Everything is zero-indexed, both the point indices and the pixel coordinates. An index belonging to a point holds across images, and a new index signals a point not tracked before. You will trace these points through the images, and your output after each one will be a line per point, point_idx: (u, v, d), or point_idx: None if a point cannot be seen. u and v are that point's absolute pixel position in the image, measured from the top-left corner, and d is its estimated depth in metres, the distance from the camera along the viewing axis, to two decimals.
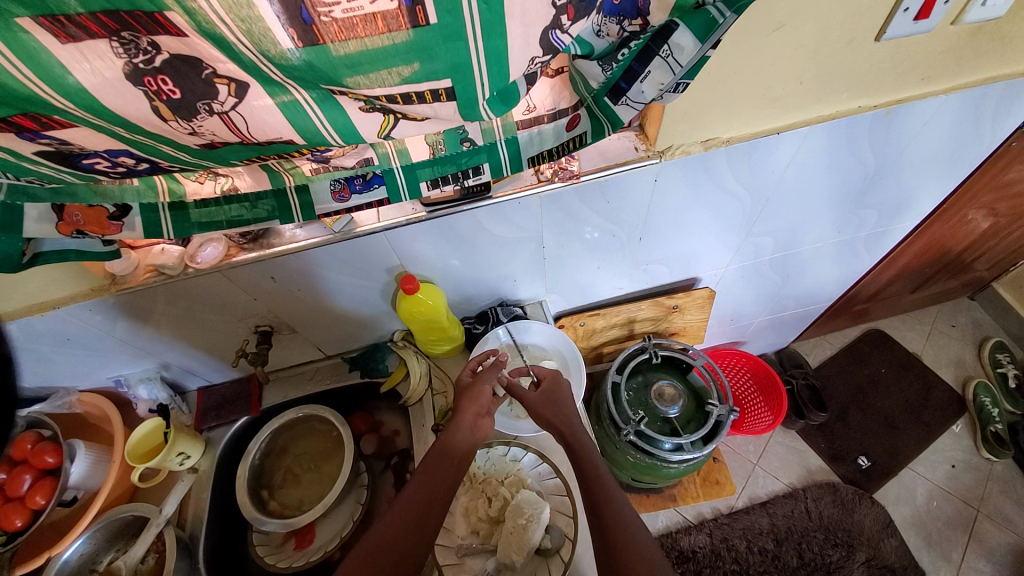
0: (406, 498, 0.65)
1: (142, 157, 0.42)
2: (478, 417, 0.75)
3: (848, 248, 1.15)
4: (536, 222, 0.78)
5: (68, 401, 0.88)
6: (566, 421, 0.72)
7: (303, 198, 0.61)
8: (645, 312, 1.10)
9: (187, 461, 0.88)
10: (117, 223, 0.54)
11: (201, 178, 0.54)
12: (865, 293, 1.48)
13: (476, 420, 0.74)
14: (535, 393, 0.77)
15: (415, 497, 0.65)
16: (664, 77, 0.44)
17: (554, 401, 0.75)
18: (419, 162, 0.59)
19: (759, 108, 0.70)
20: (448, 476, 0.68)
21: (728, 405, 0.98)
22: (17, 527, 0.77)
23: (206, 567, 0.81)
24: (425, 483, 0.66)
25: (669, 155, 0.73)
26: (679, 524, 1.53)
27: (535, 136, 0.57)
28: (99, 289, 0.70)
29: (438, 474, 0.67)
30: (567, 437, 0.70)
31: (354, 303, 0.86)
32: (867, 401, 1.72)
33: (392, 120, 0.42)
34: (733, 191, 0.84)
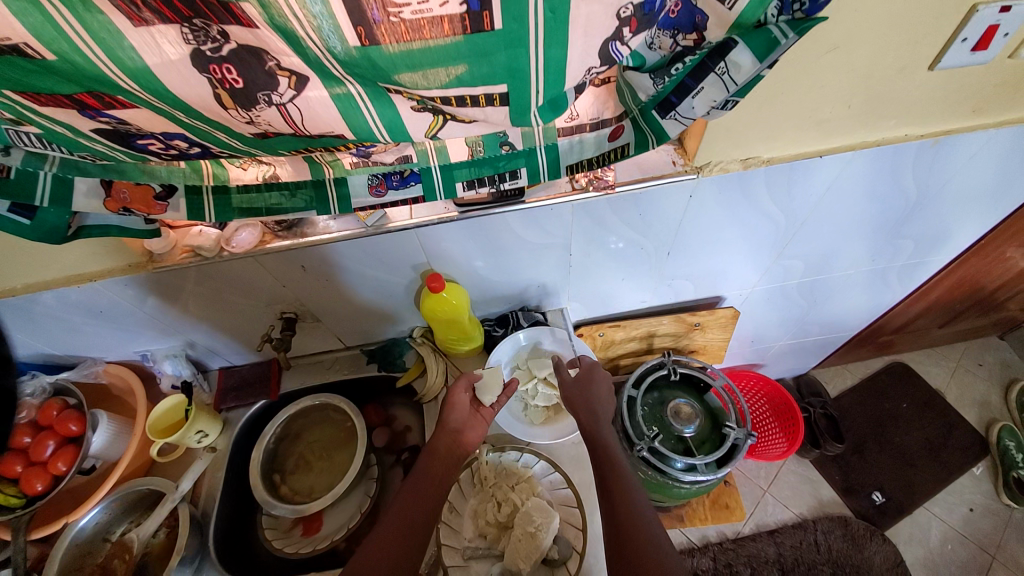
0: (394, 512, 0.66)
1: (195, 142, 0.43)
2: (457, 433, 0.76)
3: (879, 277, 1.12)
4: (565, 230, 0.78)
5: (94, 370, 0.90)
6: (593, 407, 0.76)
7: (341, 190, 0.61)
8: (665, 327, 1.09)
9: (205, 439, 0.90)
10: (162, 203, 0.55)
11: (244, 165, 0.56)
12: (891, 324, 1.44)
13: (457, 435, 0.76)
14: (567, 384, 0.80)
15: (402, 512, 0.66)
16: (717, 94, 0.43)
17: (586, 387, 0.79)
18: (458, 163, 0.60)
19: (802, 129, 0.68)
20: (431, 496, 0.69)
21: (746, 429, 0.96)
22: (38, 491, 0.79)
23: (215, 545, 0.83)
24: (408, 497, 0.68)
25: (707, 171, 0.72)
26: (682, 544, 1.50)
27: (576, 144, 0.57)
28: (135, 266, 0.72)
29: (423, 491, 0.69)
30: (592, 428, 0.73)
31: (378, 298, 0.87)
32: (885, 435, 1.67)
33: (441, 120, 0.42)
34: (767, 212, 0.82)
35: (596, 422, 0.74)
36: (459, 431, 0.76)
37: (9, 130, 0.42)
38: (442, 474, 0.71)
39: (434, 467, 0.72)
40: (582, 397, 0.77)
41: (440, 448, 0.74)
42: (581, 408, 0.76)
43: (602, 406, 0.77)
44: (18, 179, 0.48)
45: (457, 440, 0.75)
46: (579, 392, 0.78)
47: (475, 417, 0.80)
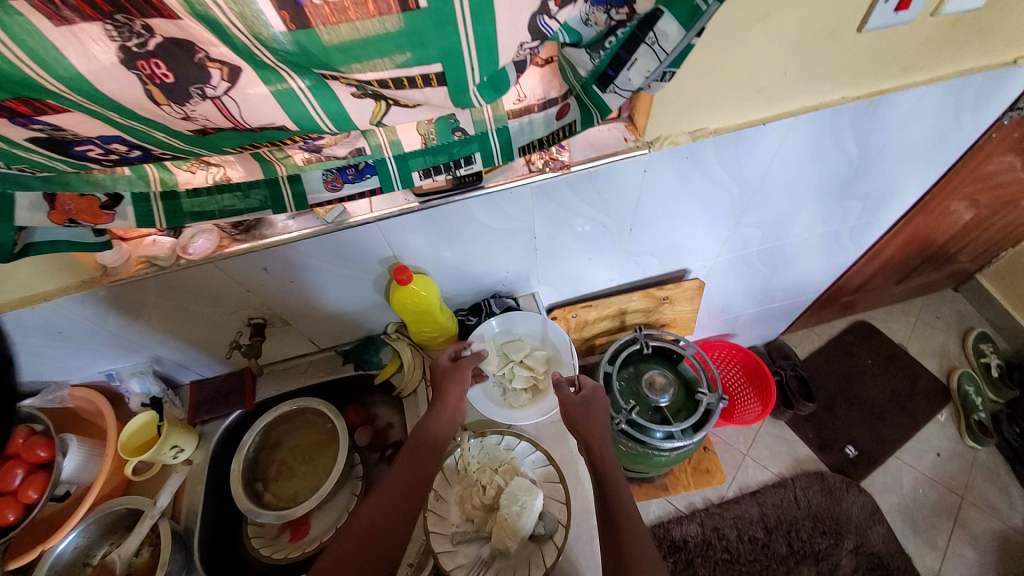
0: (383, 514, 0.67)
1: (136, 144, 0.42)
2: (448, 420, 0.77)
3: (834, 239, 1.17)
4: (527, 213, 0.79)
5: (59, 395, 0.87)
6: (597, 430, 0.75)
7: (296, 188, 0.61)
8: (636, 304, 1.12)
9: (180, 454, 0.88)
10: (109, 212, 0.54)
11: (192, 168, 0.55)
12: (851, 284, 1.51)
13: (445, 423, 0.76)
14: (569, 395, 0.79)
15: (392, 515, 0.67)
16: (650, 65, 0.45)
17: (587, 409, 0.77)
18: (411, 152, 0.60)
19: (745, 98, 0.71)
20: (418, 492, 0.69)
21: (718, 393, 1.00)
22: (10, 520, 0.77)
23: (201, 559, 0.82)
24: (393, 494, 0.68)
25: (658, 145, 0.74)
26: (670, 514, 1.55)
27: (525, 125, 0.58)
28: (89, 282, 0.70)
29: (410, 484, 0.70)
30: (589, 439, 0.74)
31: (348, 295, 0.86)
32: (854, 391, 1.76)
33: (384, 107, 0.42)
34: (720, 181, 0.85)
35: (601, 449, 0.73)
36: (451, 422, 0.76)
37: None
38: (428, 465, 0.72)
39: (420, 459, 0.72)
40: (586, 421, 0.76)
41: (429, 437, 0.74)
42: (583, 431, 0.75)
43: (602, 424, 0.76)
44: None
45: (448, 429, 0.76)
46: (582, 415, 0.77)
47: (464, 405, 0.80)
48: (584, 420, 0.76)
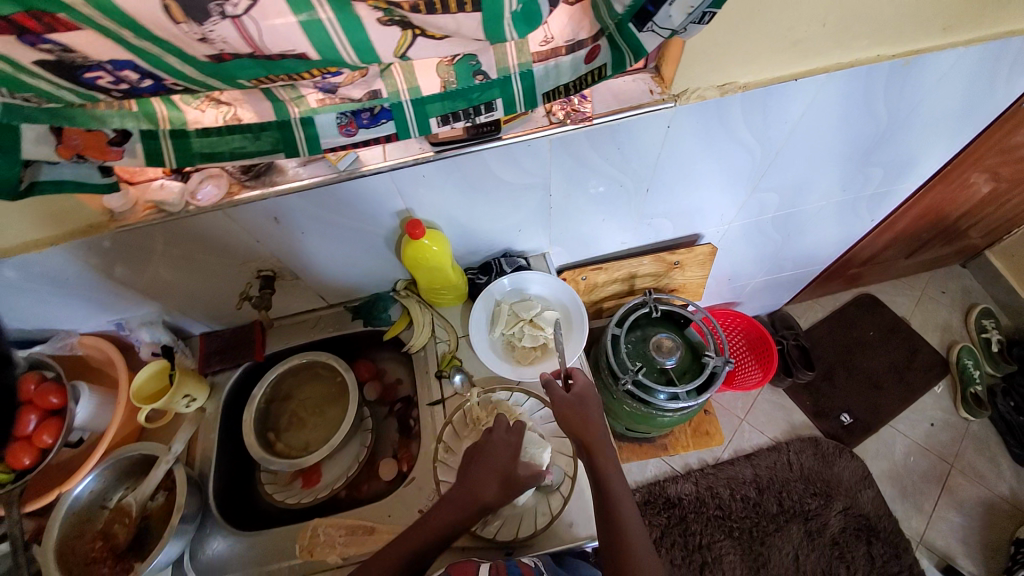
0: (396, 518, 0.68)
1: (147, 71, 0.40)
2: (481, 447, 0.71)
3: (850, 208, 1.15)
4: (544, 168, 0.76)
5: (68, 342, 0.87)
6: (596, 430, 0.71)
7: (309, 130, 0.58)
8: (646, 268, 1.11)
9: (193, 403, 0.89)
10: (117, 149, 0.52)
11: (202, 106, 0.53)
12: (860, 256, 1.50)
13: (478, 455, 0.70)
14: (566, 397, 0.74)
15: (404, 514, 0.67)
16: (694, 1, 0.43)
17: (583, 407, 0.73)
18: (429, 97, 0.57)
19: (777, 51, 0.67)
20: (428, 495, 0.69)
21: (724, 356, 1.00)
22: (26, 465, 0.78)
23: (216, 502, 0.84)
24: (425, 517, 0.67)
25: (685, 98, 0.71)
26: (666, 472, 1.61)
27: (551, 70, 0.55)
28: (97, 226, 0.68)
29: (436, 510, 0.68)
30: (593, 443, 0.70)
31: (358, 249, 0.85)
32: (853, 362, 1.78)
33: (410, 36, 0.39)
34: (743, 141, 0.82)
35: (601, 454, 0.69)
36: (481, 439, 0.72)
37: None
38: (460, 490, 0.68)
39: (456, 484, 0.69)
40: (585, 421, 0.72)
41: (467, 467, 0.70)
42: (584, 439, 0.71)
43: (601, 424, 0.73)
44: None
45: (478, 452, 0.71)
46: (575, 412, 0.72)
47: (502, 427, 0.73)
48: (581, 421, 0.72)
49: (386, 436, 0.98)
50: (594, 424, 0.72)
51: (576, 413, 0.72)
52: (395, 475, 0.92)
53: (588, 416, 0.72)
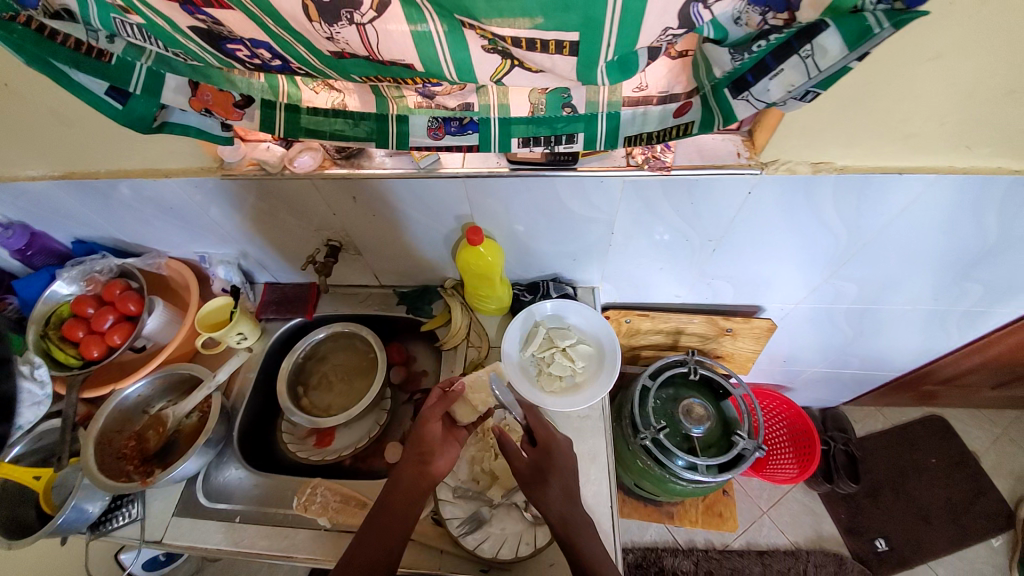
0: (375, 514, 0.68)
1: (279, 54, 0.45)
2: (421, 465, 0.69)
3: (937, 320, 1.05)
4: (613, 206, 0.77)
5: (157, 262, 0.99)
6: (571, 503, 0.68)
7: (400, 127, 0.62)
8: (695, 327, 1.07)
9: (244, 341, 0.96)
10: (239, 111, 0.59)
11: (316, 89, 0.59)
12: (940, 374, 1.36)
13: (422, 470, 0.69)
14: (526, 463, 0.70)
15: (383, 513, 0.67)
16: (796, 79, 0.43)
17: (552, 461, 0.71)
18: (516, 118, 0.59)
19: (882, 143, 0.65)
20: (406, 504, 0.68)
21: (756, 441, 0.95)
22: (94, 356, 0.89)
23: (238, 440, 0.91)
24: (365, 543, 0.66)
25: (772, 168, 0.68)
26: (666, 543, 1.52)
27: (638, 116, 0.56)
28: (207, 169, 0.78)
29: (382, 533, 0.66)
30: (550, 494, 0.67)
31: (417, 241, 0.90)
32: (904, 486, 1.61)
33: (508, 65, 0.42)
34: (829, 225, 0.78)
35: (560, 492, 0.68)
36: (425, 458, 0.70)
37: (118, 21, 0.45)
38: (406, 510, 0.67)
39: (395, 501, 0.68)
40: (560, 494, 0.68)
41: (403, 483, 0.69)
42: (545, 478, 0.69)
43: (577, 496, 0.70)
44: (117, 65, 0.51)
45: (423, 472, 0.69)
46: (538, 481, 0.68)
47: (450, 440, 0.73)
48: (556, 491, 0.68)
49: (400, 422, 1.00)
50: (562, 487, 0.69)
51: (553, 487, 0.68)
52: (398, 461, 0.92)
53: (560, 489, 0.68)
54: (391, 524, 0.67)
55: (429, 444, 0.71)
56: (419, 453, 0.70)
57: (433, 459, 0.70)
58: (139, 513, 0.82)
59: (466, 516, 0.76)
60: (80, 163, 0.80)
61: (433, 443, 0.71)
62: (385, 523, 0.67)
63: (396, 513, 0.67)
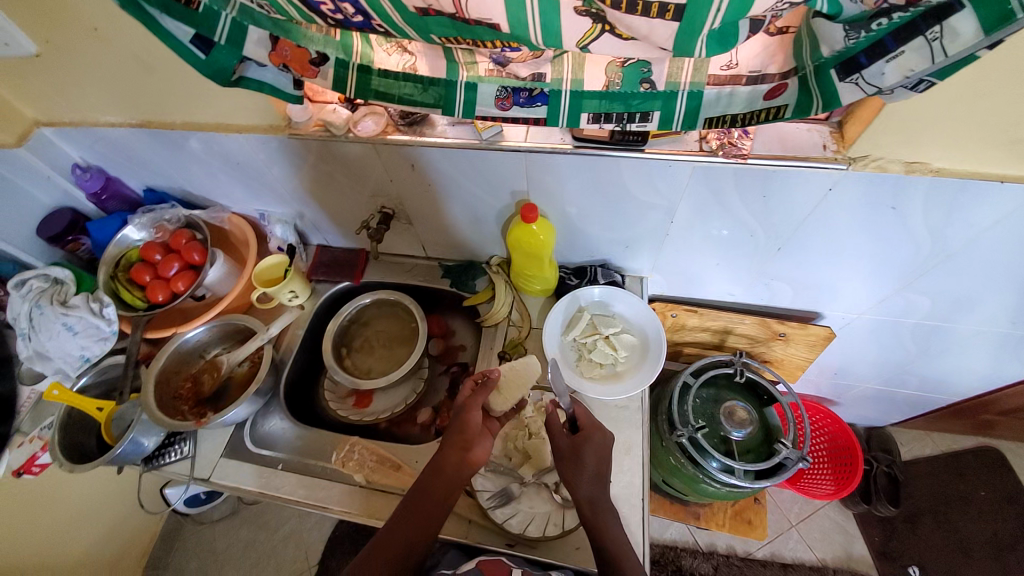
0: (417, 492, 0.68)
1: (362, 9, 0.45)
2: (465, 450, 0.69)
3: (1020, 345, 0.96)
4: (676, 192, 0.73)
5: (220, 217, 1.03)
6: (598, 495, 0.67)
7: (468, 95, 0.60)
8: (745, 328, 1.03)
9: (295, 299, 1.00)
10: (315, 69, 0.59)
11: (389, 50, 0.58)
12: (1010, 404, 1.25)
13: (463, 456, 0.68)
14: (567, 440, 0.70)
15: (424, 493, 0.67)
16: (917, 64, 0.39)
17: (595, 450, 0.70)
18: (590, 92, 0.57)
19: (993, 144, 0.58)
20: (445, 489, 0.67)
21: (801, 452, 0.91)
22: (158, 301, 0.94)
23: (284, 391, 0.95)
24: (405, 520, 0.65)
25: (861, 164, 0.63)
26: (686, 543, 1.50)
27: (723, 97, 0.52)
28: (275, 128, 0.79)
29: (421, 513, 0.66)
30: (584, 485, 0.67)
31: (470, 215, 0.89)
32: (950, 518, 1.51)
33: (598, 31, 0.40)
34: (913, 231, 0.72)
35: (594, 485, 0.67)
36: (467, 447, 0.69)
37: None
38: (445, 493, 0.67)
39: (436, 483, 0.67)
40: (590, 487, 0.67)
41: (444, 467, 0.68)
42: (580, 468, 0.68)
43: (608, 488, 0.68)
44: (204, 13, 0.52)
45: (466, 459, 0.68)
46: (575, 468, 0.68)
47: (487, 430, 0.73)
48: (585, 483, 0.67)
49: (436, 391, 1.02)
50: (598, 481, 0.68)
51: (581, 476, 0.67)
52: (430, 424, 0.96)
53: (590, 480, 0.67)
54: (431, 506, 0.66)
55: (471, 433, 0.70)
56: (461, 438, 0.70)
57: (474, 446, 0.69)
58: (190, 451, 0.87)
59: (497, 489, 0.77)
60: (156, 113, 0.83)
61: (474, 432, 0.70)
62: (420, 502, 0.66)
63: (433, 496, 0.67)
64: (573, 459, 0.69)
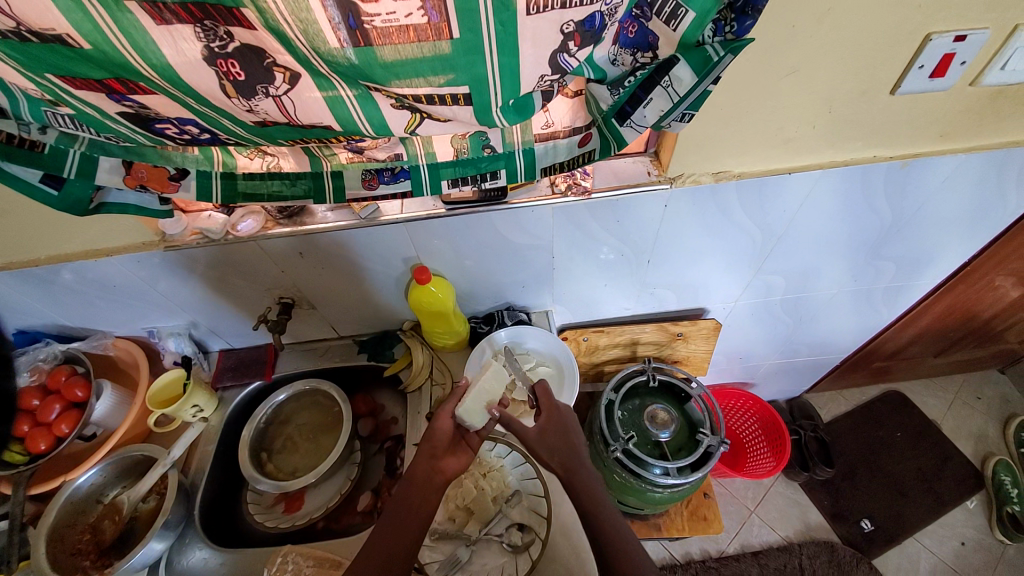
0: (392, 512, 0.69)
1: (206, 128, 0.49)
2: (432, 460, 0.72)
3: (866, 298, 1.15)
4: (547, 232, 0.82)
5: (103, 343, 0.96)
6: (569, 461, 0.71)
7: (336, 181, 0.65)
8: (649, 335, 1.12)
9: (200, 413, 0.95)
10: (175, 183, 0.61)
11: (251, 155, 0.61)
12: (885, 349, 1.45)
13: (433, 464, 0.72)
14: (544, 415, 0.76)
15: (399, 510, 0.69)
16: (664, 104, 0.50)
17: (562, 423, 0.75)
18: (444, 162, 0.64)
19: (769, 149, 0.74)
20: (422, 503, 0.69)
21: (720, 436, 1.00)
22: (41, 450, 0.85)
23: (200, 517, 0.87)
24: (386, 534, 0.67)
25: (680, 182, 0.76)
26: (664, 560, 1.51)
27: (550, 149, 0.62)
28: (149, 244, 0.79)
29: (400, 522, 0.68)
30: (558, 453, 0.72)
31: (370, 288, 0.92)
32: (877, 463, 1.67)
33: (418, 118, 0.48)
34: (745, 226, 0.86)
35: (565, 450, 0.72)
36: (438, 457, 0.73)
37: (50, 113, 0.47)
38: (424, 501, 0.70)
39: (414, 493, 0.70)
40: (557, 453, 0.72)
41: (417, 477, 0.71)
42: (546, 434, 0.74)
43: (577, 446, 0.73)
44: (51, 152, 0.54)
45: (435, 467, 0.72)
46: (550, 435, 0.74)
47: (456, 440, 0.76)
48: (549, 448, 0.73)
49: (373, 471, 0.99)
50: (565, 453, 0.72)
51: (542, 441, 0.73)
52: (371, 508, 0.93)
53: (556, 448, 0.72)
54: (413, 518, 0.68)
55: (440, 445, 0.74)
56: (430, 449, 0.74)
57: (443, 455, 0.73)
58: None
59: (445, 559, 0.75)
60: (16, 254, 0.79)
61: (441, 442, 0.74)
62: (403, 512, 0.68)
63: (412, 507, 0.69)
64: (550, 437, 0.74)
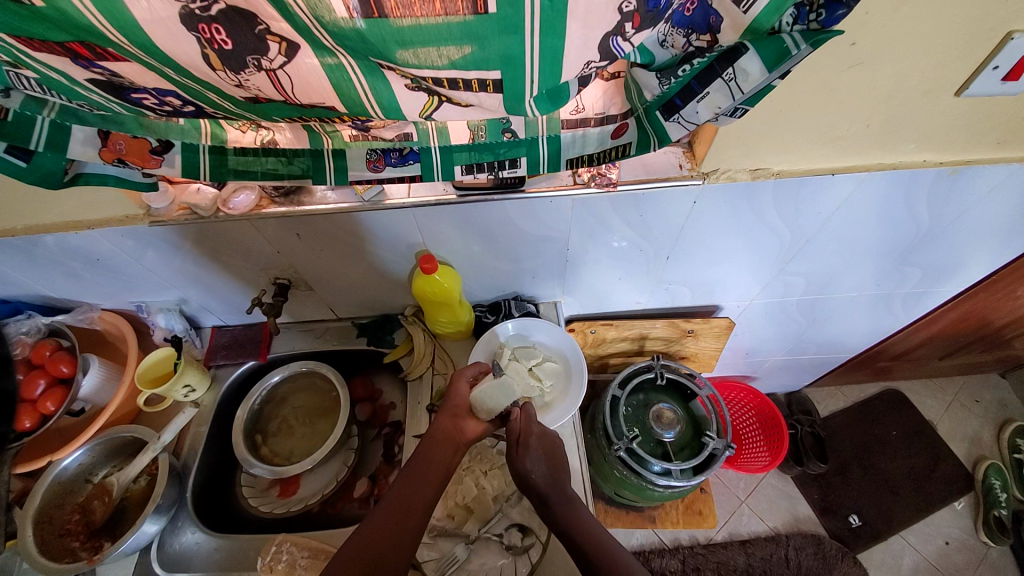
0: (394, 494, 0.65)
1: (189, 101, 0.42)
2: (455, 416, 0.72)
3: (884, 302, 1.10)
4: (564, 224, 0.77)
5: (89, 316, 0.92)
6: (556, 482, 0.69)
7: (337, 162, 0.59)
8: (658, 331, 1.08)
9: (191, 394, 0.91)
10: (157, 158, 0.54)
11: (243, 127, 0.54)
12: (893, 351, 1.42)
13: (457, 422, 0.71)
14: (531, 440, 0.71)
15: (401, 491, 0.65)
16: (722, 101, 0.44)
17: (550, 440, 0.73)
18: (457, 145, 0.57)
19: (815, 147, 0.67)
20: (433, 477, 0.67)
21: (726, 440, 0.97)
22: (26, 427, 0.82)
23: (193, 499, 0.85)
24: (408, 486, 0.66)
25: (713, 177, 0.70)
26: (654, 544, 1.53)
27: (578, 138, 0.55)
28: (133, 218, 0.73)
29: (416, 477, 0.67)
30: (541, 476, 0.69)
31: (370, 271, 0.86)
32: (871, 461, 1.68)
33: (436, 102, 0.41)
34: (774, 226, 0.81)
35: (553, 471, 0.70)
36: (461, 415, 0.72)
37: (10, 72, 0.40)
38: (449, 458, 0.69)
39: (433, 445, 0.69)
40: (544, 468, 0.69)
41: (437, 435, 0.70)
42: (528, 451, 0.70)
43: (563, 471, 0.71)
44: (14, 120, 0.47)
45: (456, 424, 0.71)
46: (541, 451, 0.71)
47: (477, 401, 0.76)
48: (536, 463, 0.69)
49: (372, 456, 0.97)
50: (550, 473, 0.69)
51: (527, 461, 0.69)
52: (367, 496, 0.91)
53: (542, 462, 0.69)
54: (434, 474, 0.67)
55: (463, 404, 0.73)
56: (453, 409, 0.73)
57: (465, 415, 0.72)
58: None
59: (443, 557, 0.73)
60: None
61: (463, 400, 0.73)
62: (421, 464, 0.68)
63: (433, 467, 0.68)
64: (536, 456, 0.70)
